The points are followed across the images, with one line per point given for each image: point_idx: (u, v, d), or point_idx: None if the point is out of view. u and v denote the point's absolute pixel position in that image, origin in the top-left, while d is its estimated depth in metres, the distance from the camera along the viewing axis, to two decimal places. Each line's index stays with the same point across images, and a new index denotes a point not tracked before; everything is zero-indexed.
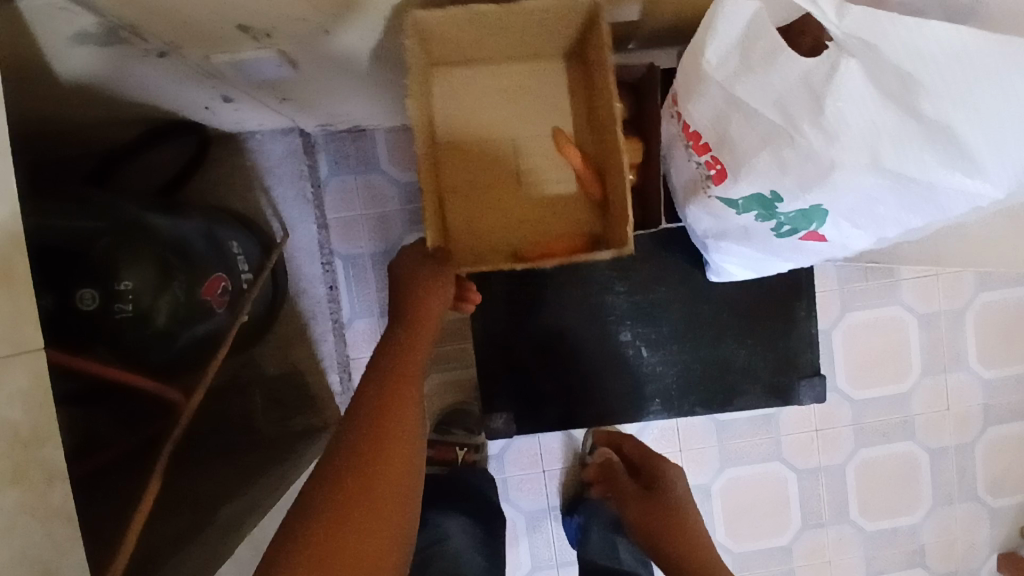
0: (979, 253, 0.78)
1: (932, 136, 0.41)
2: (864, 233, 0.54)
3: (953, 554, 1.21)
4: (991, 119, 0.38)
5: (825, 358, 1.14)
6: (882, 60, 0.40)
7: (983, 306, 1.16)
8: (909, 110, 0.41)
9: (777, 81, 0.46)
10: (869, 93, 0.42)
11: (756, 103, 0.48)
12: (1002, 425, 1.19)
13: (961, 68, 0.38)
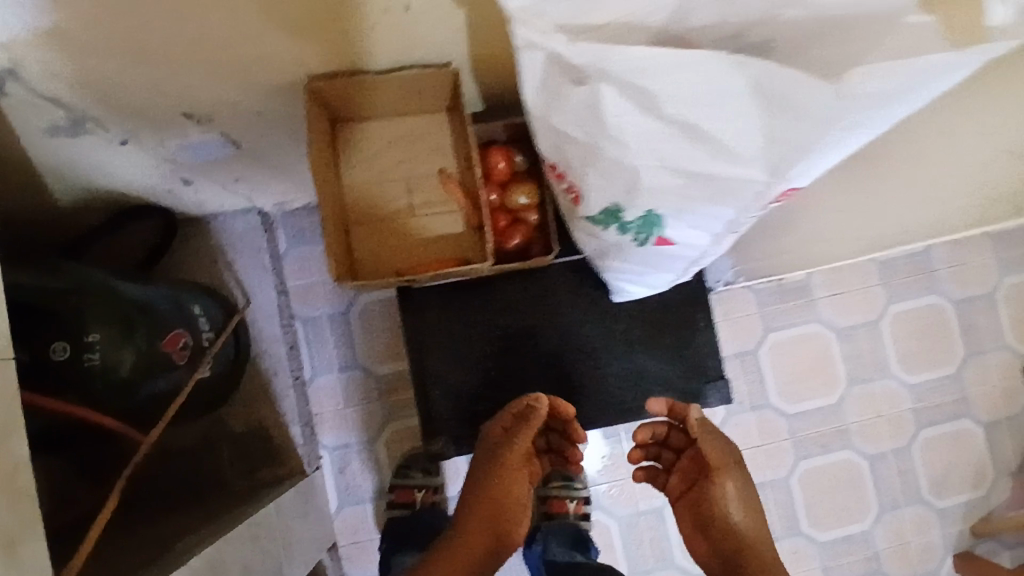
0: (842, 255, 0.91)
1: (693, 134, 0.51)
2: (696, 231, 0.67)
3: (910, 558, 1.26)
4: (721, 110, 0.49)
5: (757, 375, 1.23)
6: (620, 79, 0.49)
7: (896, 315, 1.26)
8: (660, 116, 0.51)
9: (569, 109, 0.55)
10: (631, 106, 0.51)
11: (568, 127, 0.57)
12: (934, 426, 1.27)
13: (673, 74, 0.47)
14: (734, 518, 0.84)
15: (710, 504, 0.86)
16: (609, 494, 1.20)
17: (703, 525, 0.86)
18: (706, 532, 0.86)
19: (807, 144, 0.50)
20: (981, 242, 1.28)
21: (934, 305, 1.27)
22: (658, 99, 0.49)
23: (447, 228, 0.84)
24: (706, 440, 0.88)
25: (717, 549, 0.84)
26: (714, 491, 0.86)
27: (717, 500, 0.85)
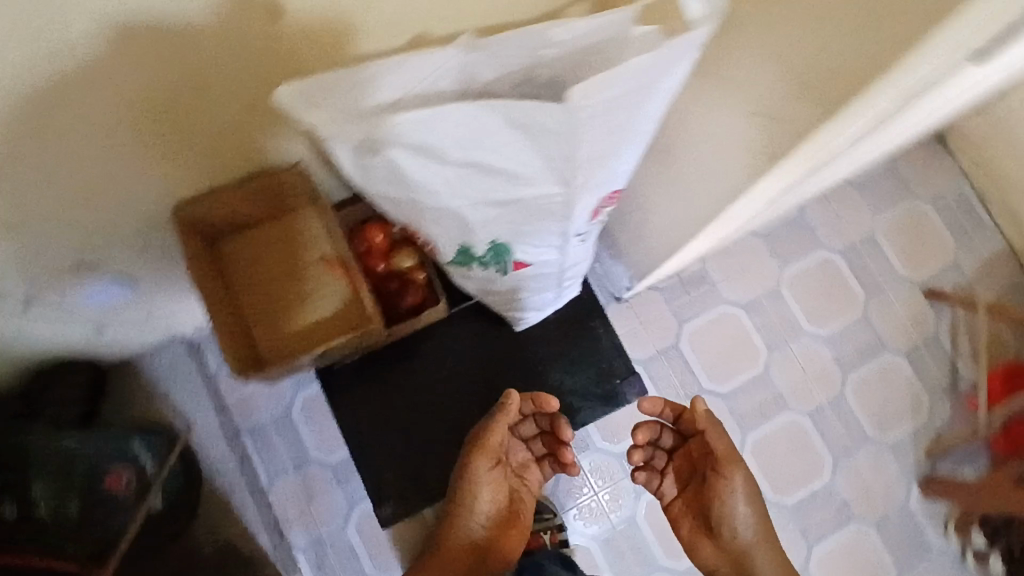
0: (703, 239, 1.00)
1: (483, 171, 0.63)
2: (541, 249, 0.78)
3: (875, 499, 1.31)
4: (490, 150, 0.60)
5: (683, 365, 1.30)
6: (400, 144, 0.60)
7: (793, 277, 1.36)
8: (451, 162, 0.62)
9: (382, 178, 0.65)
10: (422, 161, 0.62)
11: (390, 191, 0.67)
12: (858, 368, 1.35)
13: (436, 131, 0.58)
14: (742, 516, 0.97)
15: (720, 500, 0.97)
16: (583, 513, 1.24)
17: (711, 521, 1.00)
18: (715, 527, 0.99)
19: (574, 155, 0.61)
20: (845, 194, 1.41)
21: (824, 260, 1.38)
22: (439, 151, 0.60)
23: (338, 304, 0.91)
24: (715, 435, 0.96)
25: (729, 542, 0.98)
26: (726, 487, 0.97)
27: (727, 497, 0.96)
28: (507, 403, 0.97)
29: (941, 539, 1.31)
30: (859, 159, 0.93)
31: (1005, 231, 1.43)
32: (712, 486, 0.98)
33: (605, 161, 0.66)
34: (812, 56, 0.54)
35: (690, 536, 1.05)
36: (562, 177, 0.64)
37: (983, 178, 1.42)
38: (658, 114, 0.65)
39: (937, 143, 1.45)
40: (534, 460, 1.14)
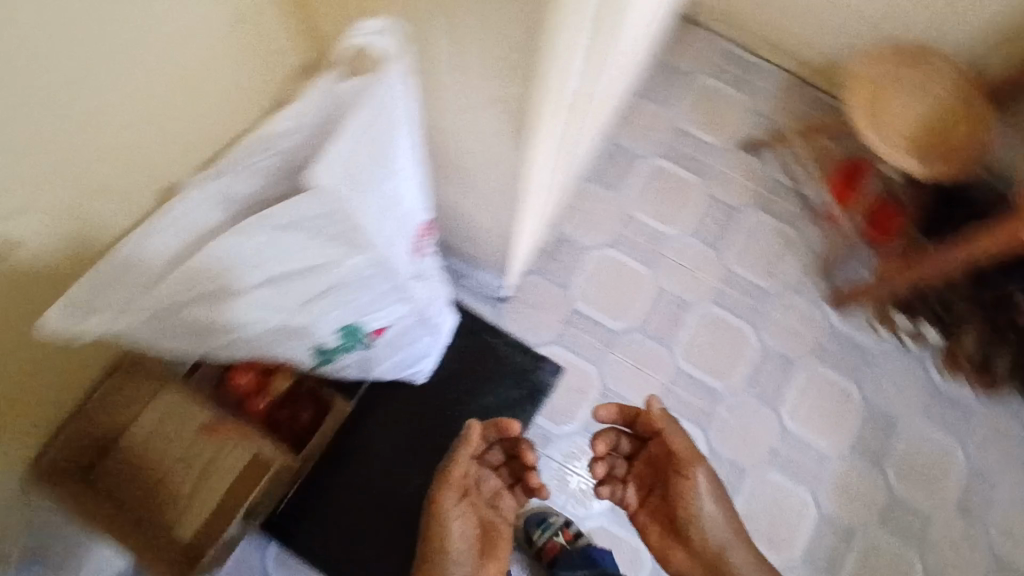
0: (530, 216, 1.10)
1: (283, 281, 0.65)
2: (387, 310, 0.79)
3: (801, 335, 1.41)
4: (274, 259, 0.62)
5: (588, 320, 1.38)
6: (183, 297, 0.62)
7: (633, 197, 1.47)
8: (248, 289, 0.64)
9: (191, 333, 0.67)
10: (215, 301, 0.63)
11: (210, 338, 0.69)
12: (727, 239, 1.46)
13: (210, 271, 0.60)
14: (710, 513, 1.03)
15: (687, 499, 1.03)
16: (578, 500, 1.27)
17: (680, 524, 1.04)
18: (685, 533, 1.04)
19: (353, 224, 0.62)
20: (635, 105, 1.53)
21: (651, 166, 1.49)
22: (230, 285, 0.62)
23: (239, 454, 0.89)
24: (673, 432, 1.04)
25: (700, 541, 1.02)
26: (689, 486, 1.03)
27: (693, 495, 1.02)
28: (470, 428, 0.98)
29: (874, 332, 1.44)
30: (609, 73, 1.01)
31: (776, 62, 1.58)
32: (678, 485, 1.03)
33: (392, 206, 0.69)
34: (493, 47, 0.61)
35: (659, 542, 1.08)
36: (357, 245, 0.65)
37: (734, 31, 1.57)
38: (405, 146, 0.68)
39: (683, 23, 1.60)
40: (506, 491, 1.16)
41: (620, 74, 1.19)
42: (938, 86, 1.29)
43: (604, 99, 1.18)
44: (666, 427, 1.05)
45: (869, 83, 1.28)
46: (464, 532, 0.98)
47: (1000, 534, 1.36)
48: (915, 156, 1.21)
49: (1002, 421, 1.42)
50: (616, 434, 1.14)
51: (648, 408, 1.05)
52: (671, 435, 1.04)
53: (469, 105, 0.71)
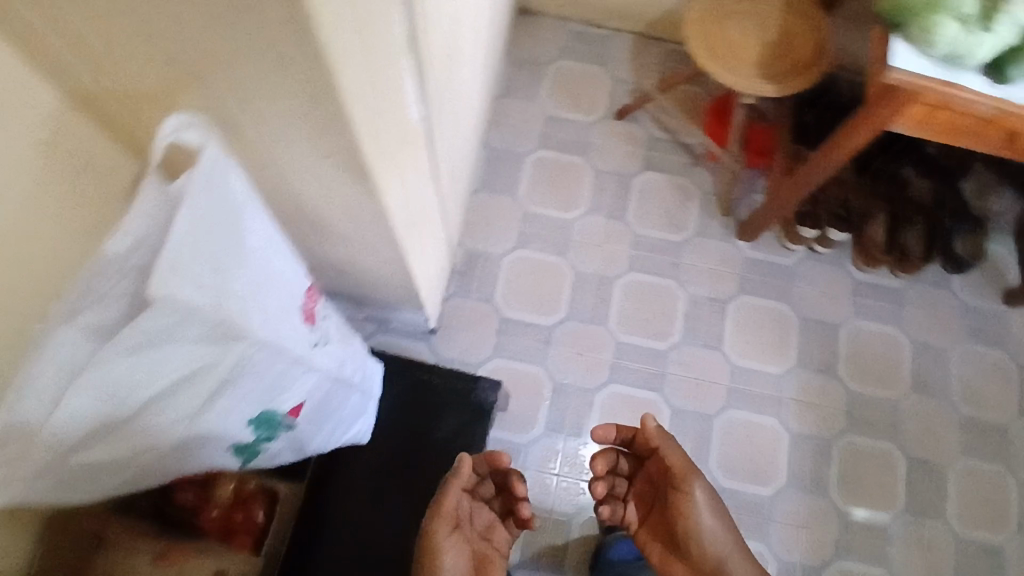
0: (426, 246, 1.11)
1: (164, 389, 0.63)
2: (297, 387, 0.78)
3: (720, 274, 1.47)
4: (145, 374, 0.60)
5: (521, 324, 1.40)
6: (61, 438, 0.59)
7: (527, 194, 1.49)
8: (129, 408, 0.62)
9: (90, 470, 0.64)
10: (98, 429, 0.61)
11: (111, 468, 0.66)
12: (626, 207, 1.50)
13: (78, 406, 0.58)
14: (711, 527, 1.04)
15: (688, 515, 1.04)
16: (563, 498, 1.30)
17: (681, 540, 1.06)
18: (687, 547, 1.05)
19: (217, 316, 0.62)
20: (502, 107, 1.55)
21: (535, 160, 1.52)
22: (109, 411, 0.60)
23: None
24: (669, 449, 1.05)
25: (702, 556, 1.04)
26: (687, 500, 1.04)
27: (694, 511, 1.04)
28: (461, 460, 0.95)
29: (788, 250, 1.48)
30: (452, 87, 1.01)
31: (620, 26, 1.62)
32: (677, 501, 1.05)
33: (263, 289, 0.70)
34: (294, 112, 0.61)
35: (661, 559, 1.10)
36: (230, 333, 0.64)
37: (572, 9, 1.60)
38: (252, 225, 0.69)
39: (523, 16, 1.62)
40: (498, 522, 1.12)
41: (468, 86, 1.19)
42: (766, 6, 1.33)
43: (460, 113, 1.18)
44: (663, 444, 1.07)
45: (707, 25, 1.31)
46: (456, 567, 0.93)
47: (959, 398, 1.43)
48: (770, 82, 1.25)
49: (929, 294, 1.48)
50: (613, 454, 1.15)
51: (645, 427, 1.07)
52: (668, 452, 1.05)
53: (303, 166, 0.70)
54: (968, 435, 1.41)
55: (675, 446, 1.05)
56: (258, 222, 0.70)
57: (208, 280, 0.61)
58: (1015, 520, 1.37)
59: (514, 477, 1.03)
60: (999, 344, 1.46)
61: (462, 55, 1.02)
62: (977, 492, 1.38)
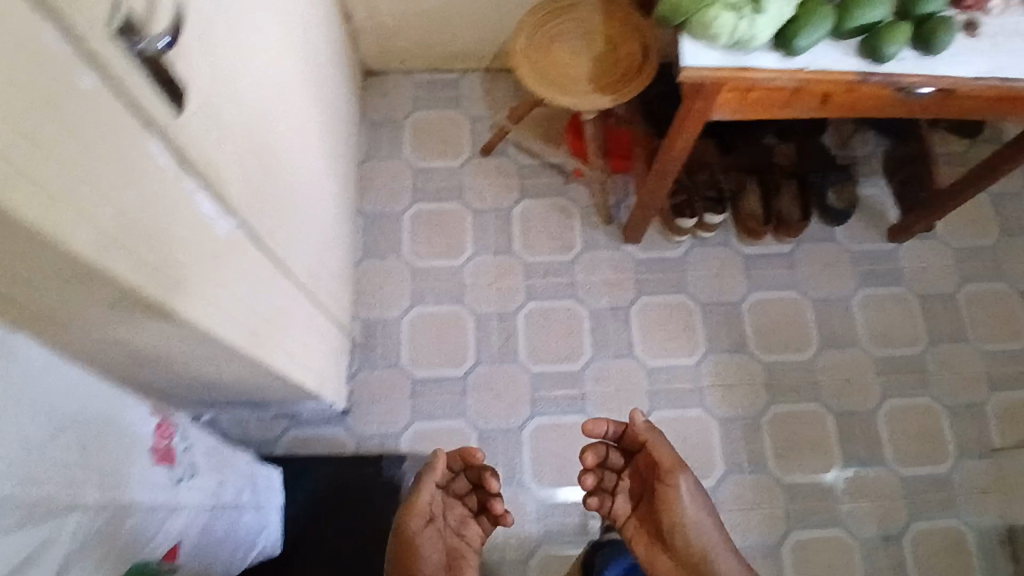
0: (297, 332, 1.10)
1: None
2: (166, 532, 0.80)
3: (615, 282, 1.49)
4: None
5: (433, 381, 1.39)
6: None
7: (412, 250, 1.49)
8: None
9: None
10: None
11: None
12: (511, 238, 1.51)
13: None
14: (700, 521, 1.05)
15: (674, 507, 1.06)
16: (510, 545, 1.30)
17: (665, 534, 1.07)
18: (672, 542, 1.06)
19: (53, 498, 0.62)
20: (369, 172, 1.56)
21: (413, 215, 1.52)
22: None
23: None
24: (658, 443, 1.07)
25: (687, 550, 1.05)
26: (673, 493, 1.06)
27: (681, 505, 1.05)
28: (436, 459, 1.03)
29: (671, 242, 1.51)
30: (279, 183, 1.01)
31: (466, 67, 1.64)
32: (665, 495, 1.06)
33: (92, 453, 0.69)
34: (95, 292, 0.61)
35: (646, 554, 1.09)
36: (75, 506, 0.65)
37: (416, 61, 1.63)
38: (73, 398, 0.69)
39: (370, 78, 1.64)
40: (470, 517, 1.12)
41: (313, 169, 1.19)
42: (588, 21, 1.36)
43: (309, 198, 1.17)
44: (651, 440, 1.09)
45: (537, 53, 1.33)
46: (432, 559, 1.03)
47: (870, 342, 1.46)
48: (607, 94, 1.28)
49: (818, 250, 1.51)
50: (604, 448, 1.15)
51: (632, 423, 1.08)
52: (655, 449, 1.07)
53: (104, 336, 0.70)
54: (888, 375, 1.44)
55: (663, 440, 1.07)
56: (57, 376, 0.68)
57: (40, 465, 0.61)
58: (953, 446, 1.40)
59: (490, 475, 1.07)
60: (895, 282, 1.50)
61: (280, 148, 1.02)
62: (910, 429, 1.41)
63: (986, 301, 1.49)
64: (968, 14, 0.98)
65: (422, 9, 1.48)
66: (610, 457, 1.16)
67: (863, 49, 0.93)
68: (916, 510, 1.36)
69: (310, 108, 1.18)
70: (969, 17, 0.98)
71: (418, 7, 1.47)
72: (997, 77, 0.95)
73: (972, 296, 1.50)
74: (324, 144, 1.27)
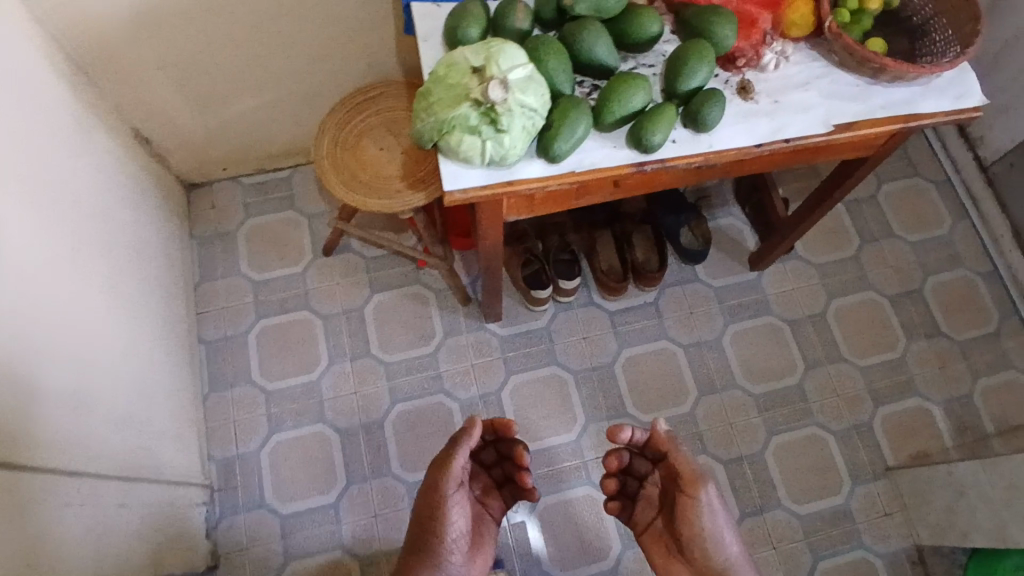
0: (113, 522, 1.01)
1: None
2: None
3: (480, 366, 1.42)
4: None
5: (302, 515, 1.31)
6: None
7: (262, 372, 1.40)
8: None
9: None
10: None
11: None
12: (365, 339, 1.43)
13: None
14: (722, 531, 1.01)
15: (692, 522, 1.01)
16: None
17: (683, 543, 1.03)
18: (690, 552, 1.03)
19: None
20: (206, 294, 1.46)
21: (258, 334, 1.43)
22: None
23: None
24: (677, 454, 1.03)
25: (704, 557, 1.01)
26: (693, 506, 1.01)
27: (699, 517, 1.00)
28: (473, 423, 0.98)
29: (535, 311, 1.46)
30: (31, 382, 0.89)
31: (295, 162, 1.56)
32: (684, 506, 1.02)
33: None
34: None
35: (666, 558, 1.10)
36: None
37: (240, 166, 1.54)
38: None
39: (195, 192, 1.54)
40: (494, 488, 1.18)
41: (95, 331, 1.08)
42: (396, 111, 1.29)
43: (97, 365, 1.07)
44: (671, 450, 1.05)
45: (344, 152, 1.25)
46: (461, 524, 0.99)
47: (748, 380, 1.42)
48: (420, 191, 1.22)
49: (682, 293, 1.48)
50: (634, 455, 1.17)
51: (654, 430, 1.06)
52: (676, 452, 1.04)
53: None
54: (769, 411, 1.40)
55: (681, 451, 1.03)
56: None
57: None
58: (846, 473, 1.37)
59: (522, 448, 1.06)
60: (763, 312, 1.48)
61: (30, 340, 0.91)
62: (801, 463, 1.37)
63: (854, 313, 1.49)
64: (742, 75, 0.92)
65: (226, 119, 1.39)
66: (638, 462, 1.17)
67: (630, 138, 0.87)
68: (818, 549, 1.32)
69: (78, 267, 1.07)
70: (744, 77, 0.92)
71: (221, 118, 1.38)
72: (780, 140, 0.89)
73: (840, 311, 1.49)
74: (115, 293, 1.17)
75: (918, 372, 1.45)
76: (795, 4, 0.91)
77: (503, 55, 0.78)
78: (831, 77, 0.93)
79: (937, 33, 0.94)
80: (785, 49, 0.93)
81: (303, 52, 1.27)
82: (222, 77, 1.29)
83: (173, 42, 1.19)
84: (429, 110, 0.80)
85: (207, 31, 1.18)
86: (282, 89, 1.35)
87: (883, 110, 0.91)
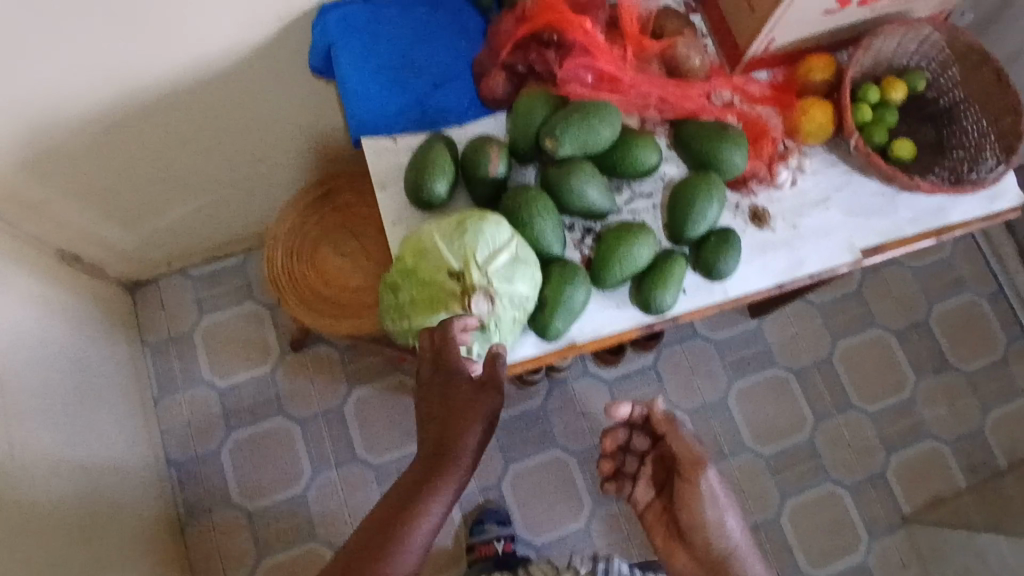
0: None
1: None
2: None
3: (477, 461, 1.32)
4: None
5: None
6: None
7: (242, 491, 1.30)
8: None
9: None
10: None
11: None
12: (349, 443, 1.32)
13: None
14: (728, 522, 0.78)
15: (693, 509, 0.78)
16: None
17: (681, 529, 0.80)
18: (691, 542, 0.79)
19: None
20: (168, 410, 1.34)
21: (232, 450, 1.32)
22: None
23: None
24: (674, 435, 0.80)
25: (703, 547, 0.79)
26: (691, 492, 0.78)
27: (699, 504, 0.78)
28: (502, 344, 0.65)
29: (529, 390, 1.36)
30: None
31: (248, 247, 1.39)
32: (684, 496, 0.78)
33: None
34: None
35: (663, 548, 0.83)
36: None
37: (186, 260, 1.37)
38: None
39: (139, 293, 1.38)
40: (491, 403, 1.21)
41: (36, 514, 0.95)
42: (356, 206, 1.13)
43: (54, 553, 0.96)
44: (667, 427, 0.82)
45: (302, 265, 1.11)
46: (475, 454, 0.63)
47: (757, 442, 1.36)
48: None
49: (681, 352, 1.39)
50: (629, 430, 0.86)
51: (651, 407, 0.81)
52: (674, 434, 0.80)
53: None
54: (781, 472, 1.35)
55: (678, 426, 0.81)
56: None
57: None
58: (862, 530, 1.33)
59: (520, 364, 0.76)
60: (767, 364, 1.40)
61: None
62: (817, 525, 1.33)
63: (861, 354, 1.41)
64: (754, 197, 0.80)
65: (164, 222, 1.23)
66: (633, 441, 0.86)
67: (636, 299, 0.75)
68: None
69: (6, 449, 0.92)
70: (756, 201, 0.80)
71: (156, 222, 1.22)
72: (801, 277, 0.78)
73: (846, 354, 1.41)
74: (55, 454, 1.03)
75: (928, 412, 1.39)
76: (808, 110, 0.78)
77: (479, 243, 0.66)
78: (853, 187, 0.81)
79: (968, 120, 0.82)
80: (802, 162, 0.80)
81: (239, 152, 1.11)
82: (150, 187, 1.12)
83: (85, 167, 1.02)
84: (403, 314, 0.68)
85: (121, 148, 1.02)
86: (221, 189, 1.19)
87: (914, 225, 0.80)
